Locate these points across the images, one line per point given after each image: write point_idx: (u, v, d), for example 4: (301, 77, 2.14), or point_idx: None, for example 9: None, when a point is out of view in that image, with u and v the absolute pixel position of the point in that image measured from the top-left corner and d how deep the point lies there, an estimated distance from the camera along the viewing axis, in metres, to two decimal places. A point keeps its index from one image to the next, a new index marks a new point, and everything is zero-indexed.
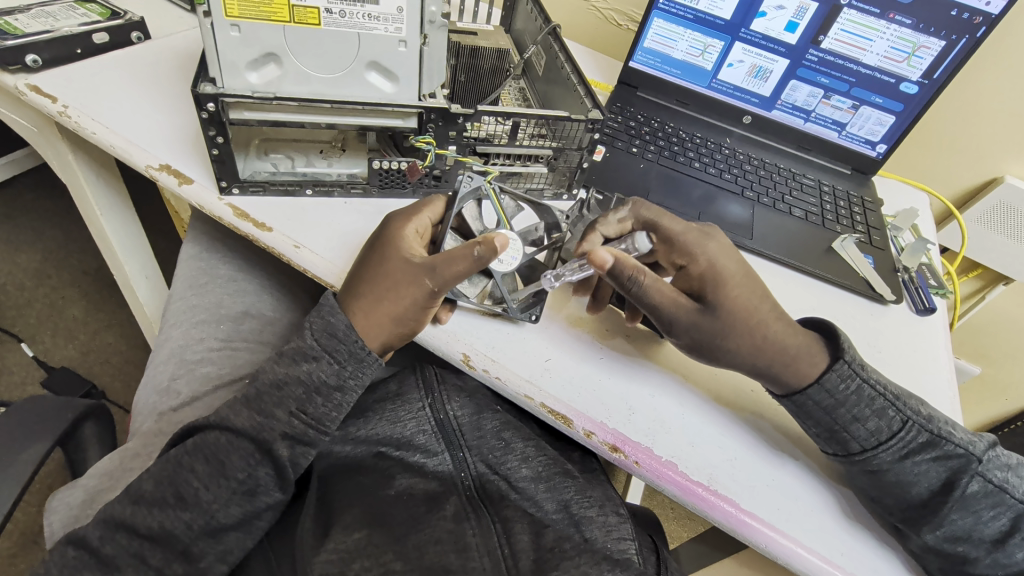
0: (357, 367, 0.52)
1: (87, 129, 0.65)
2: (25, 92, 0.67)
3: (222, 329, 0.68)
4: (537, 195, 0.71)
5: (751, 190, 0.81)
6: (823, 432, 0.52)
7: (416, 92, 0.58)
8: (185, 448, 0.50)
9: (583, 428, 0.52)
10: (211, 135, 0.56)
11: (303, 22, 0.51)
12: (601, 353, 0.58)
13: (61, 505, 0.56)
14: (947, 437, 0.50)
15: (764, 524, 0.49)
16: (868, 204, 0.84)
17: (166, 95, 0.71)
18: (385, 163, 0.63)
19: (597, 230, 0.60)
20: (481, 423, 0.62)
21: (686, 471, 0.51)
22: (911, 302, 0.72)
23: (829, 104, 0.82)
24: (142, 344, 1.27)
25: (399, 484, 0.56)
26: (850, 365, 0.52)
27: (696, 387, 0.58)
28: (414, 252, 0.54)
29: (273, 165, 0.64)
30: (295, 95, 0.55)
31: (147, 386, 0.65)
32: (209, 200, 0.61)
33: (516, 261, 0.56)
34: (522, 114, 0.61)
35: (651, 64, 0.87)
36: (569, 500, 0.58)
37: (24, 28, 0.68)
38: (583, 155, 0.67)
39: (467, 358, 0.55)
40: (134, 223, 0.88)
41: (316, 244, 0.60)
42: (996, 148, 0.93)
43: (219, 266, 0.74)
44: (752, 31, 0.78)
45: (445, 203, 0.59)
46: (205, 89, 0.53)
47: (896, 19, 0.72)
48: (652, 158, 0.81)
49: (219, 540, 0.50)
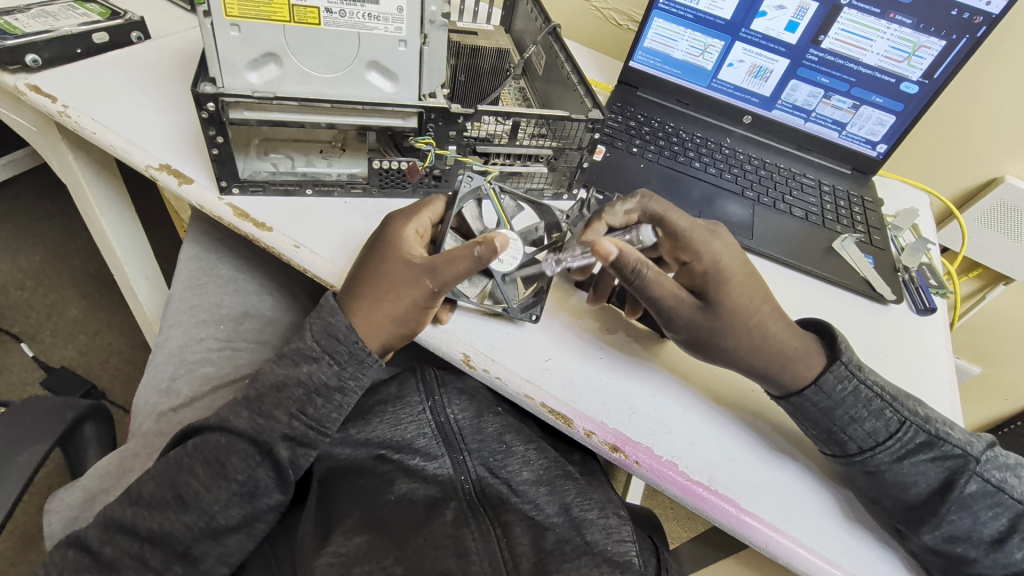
0: (357, 368, 0.52)
1: (87, 129, 0.65)
2: (25, 92, 0.67)
3: (222, 329, 0.68)
4: (537, 194, 0.71)
5: (751, 190, 0.80)
6: (821, 434, 0.52)
7: (416, 92, 0.57)
8: (185, 449, 0.50)
9: (583, 428, 0.52)
10: (211, 135, 0.56)
11: (303, 23, 0.51)
12: (601, 353, 0.58)
13: (61, 506, 0.56)
14: (946, 438, 0.50)
15: (764, 524, 0.49)
16: (868, 204, 0.84)
17: (166, 95, 0.70)
18: (385, 163, 0.62)
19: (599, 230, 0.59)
20: (482, 426, 0.62)
21: (686, 471, 0.51)
22: (912, 302, 0.72)
23: (829, 104, 0.82)
24: (142, 344, 1.27)
25: (399, 489, 0.56)
26: (847, 366, 0.52)
27: (696, 387, 0.57)
28: (414, 252, 0.54)
29: (273, 164, 0.64)
30: (295, 95, 0.55)
31: (147, 386, 0.64)
32: (209, 200, 0.61)
33: (516, 261, 0.57)
34: (522, 114, 0.61)
35: (651, 63, 0.87)
36: (570, 503, 0.58)
37: (24, 27, 0.68)
38: (583, 155, 0.67)
39: (466, 358, 0.55)
40: (133, 222, 0.88)
41: (316, 244, 0.60)
42: (996, 148, 0.93)
43: (219, 266, 0.74)
44: (752, 31, 0.78)
45: (445, 203, 0.59)
46: (205, 89, 0.53)
47: (896, 19, 0.72)
48: (652, 158, 0.81)
49: (219, 542, 0.50)
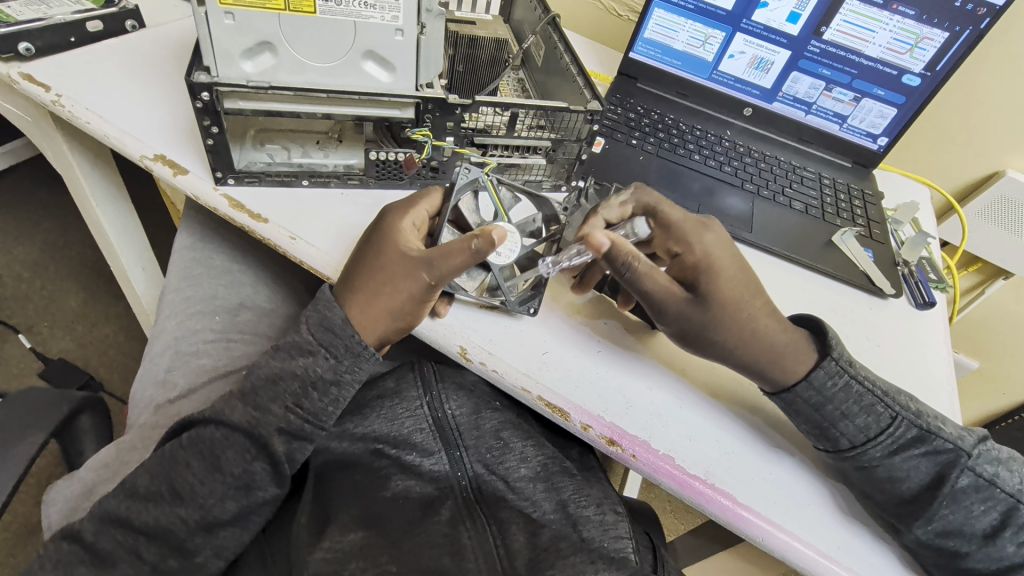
0: (353, 361, 0.52)
1: (81, 119, 0.64)
2: (19, 81, 0.66)
3: (218, 321, 0.68)
4: (536, 186, 0.70)
5: (751, 183, 0.80)
6: (813, 429, 0.52)
7: (413, 82, 0.57)
8: (179, 443, 0.50)
9: (580, 422, 0.52)
10: (206, 126, 0.55)
11: (298, 10, 0.51)
12: (599, 346, 0.58)
13: (59, 497, 0.56)
14: (937, 433, 0.49)
15: (762, 519, 0.49)
16: (869, 198, 0.83)
17: (160, 84, 0.70)
18: (381, 154, 0.62)
19: (600, 213, 0.60)
20: (481, 422, 0.62)
21: (683, 465, 0.51)
22: (910, 296, 0.72)
23: (830, 96, 0.81)
24: (139, 335, 1.26)
25: (395, 486, 0.56)
26: (838, 362, 0.52)
27: (693, 382, 0.57)
28: (412, 246, 0.53)
29: (269, 155, 0.63)
30: (290, 84, 0.54)
31: (143, 378, 0.64)
32: (204, 190, 0.61)
33: (515, 253, 0.57)
34: (521, 105, 0.60)
35: (651, 55, 0.86)
36: (567, 499, 0.59)
37: (17, 15, 0.67)
38: (582, 147, 0.66)
39: (463, 351, 0.55)
40: (128, 213, 0.88)
41: (312, 236, 0.60)
42: (1000, 141, 0.92)
43: (214, 256, 0.73)
44: (754, 22, 0.78)
45: (442, 196, 0.58)
46: (199, 78, 0.52)
47: (900, 10, 0.72)
48: (652, 150, 0.80)
49: (214, 535, 0.50)
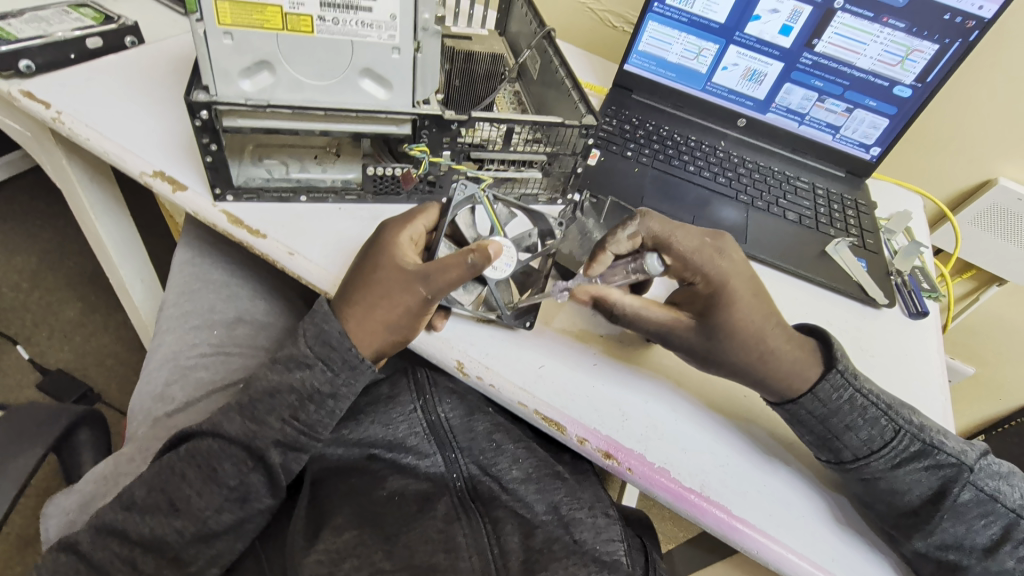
0: (350, 375, 0.52)
1: (81, 135, 0.65)
2: (19, 98, 0.66)
3: (216, 335, 0.68)
4: (532, 200, 0.71)
5: (745, 193, 0.81)
6: (816, 440, 0.53)
7: (410, 99, 0.57)
8: (178, 455, 0.50)
9: (576, 435, 0.52)
10: (205, 143, 0.56)
11: (296, 30, 0.51)
12: (595, 359, 0.58)
13: (58, 510, 0.57)
14: (940, 447, 0.50)
15: (756, 531, 0.49)
16: (863, 207, 0.84)
17: (159, 100, 0.71)
18: (379, 169, 0.63)
19: (608, 247, 0.56)
20: (473, 425, 0.62)
21: (679, 478, 0.51)
22: (903, 305, 0.73)
23: (823, 107, 0.82)
24: (138, 346, 1.26)
25: (392, 484, 0.57)
26: (844, 374, 0.52)
27: (689, 394, 0.58)
28: (409, 260, 0.54)
29: (267, 171, 0.64)
30: (288, 102, 0.55)
31: (141, 392, 0.65)
32: (203, 206, 0.61)
33: (511, 267, 0.57)
34: (517, 120, 0.61)
35: (645, 67, 0.87)
36: (559, 502, 0.58)
37: (18, 33, 0.68)
38: (577, 160, 0.67)
39: (460, 365, 0.56)
40: (128, 225, 0.88)
41: (310, 252, 0.60)
42: (991, 150, 0.93)
43: (212, 269, 0.74)
44: (746, 34, 0.79)
45: (439, 211, 0.59)
46: (197, 97, 0.53)
47: (890, 23, 0.73)
48: (646, 162, 0.81)
49: (210, 545, 0.50)
